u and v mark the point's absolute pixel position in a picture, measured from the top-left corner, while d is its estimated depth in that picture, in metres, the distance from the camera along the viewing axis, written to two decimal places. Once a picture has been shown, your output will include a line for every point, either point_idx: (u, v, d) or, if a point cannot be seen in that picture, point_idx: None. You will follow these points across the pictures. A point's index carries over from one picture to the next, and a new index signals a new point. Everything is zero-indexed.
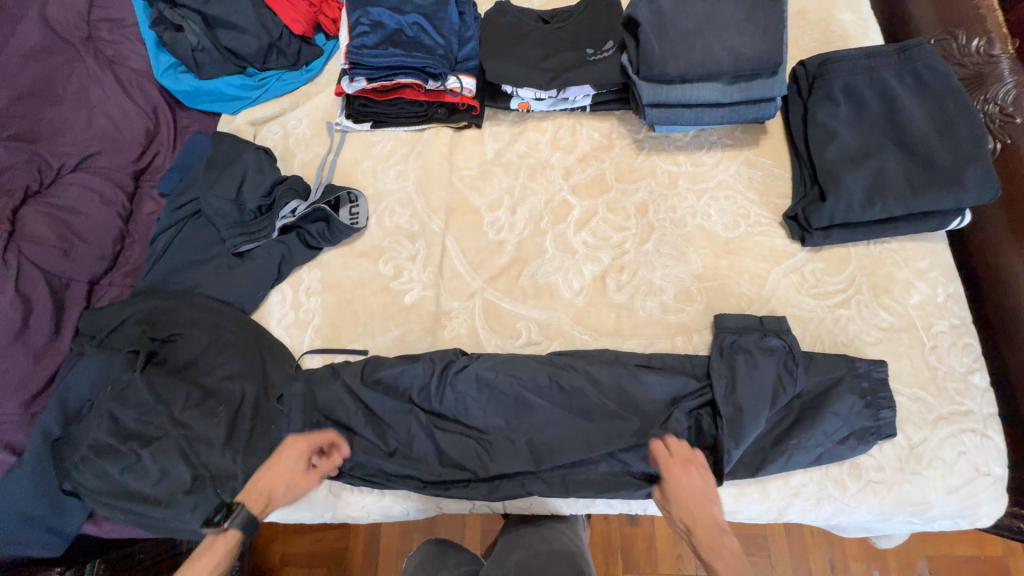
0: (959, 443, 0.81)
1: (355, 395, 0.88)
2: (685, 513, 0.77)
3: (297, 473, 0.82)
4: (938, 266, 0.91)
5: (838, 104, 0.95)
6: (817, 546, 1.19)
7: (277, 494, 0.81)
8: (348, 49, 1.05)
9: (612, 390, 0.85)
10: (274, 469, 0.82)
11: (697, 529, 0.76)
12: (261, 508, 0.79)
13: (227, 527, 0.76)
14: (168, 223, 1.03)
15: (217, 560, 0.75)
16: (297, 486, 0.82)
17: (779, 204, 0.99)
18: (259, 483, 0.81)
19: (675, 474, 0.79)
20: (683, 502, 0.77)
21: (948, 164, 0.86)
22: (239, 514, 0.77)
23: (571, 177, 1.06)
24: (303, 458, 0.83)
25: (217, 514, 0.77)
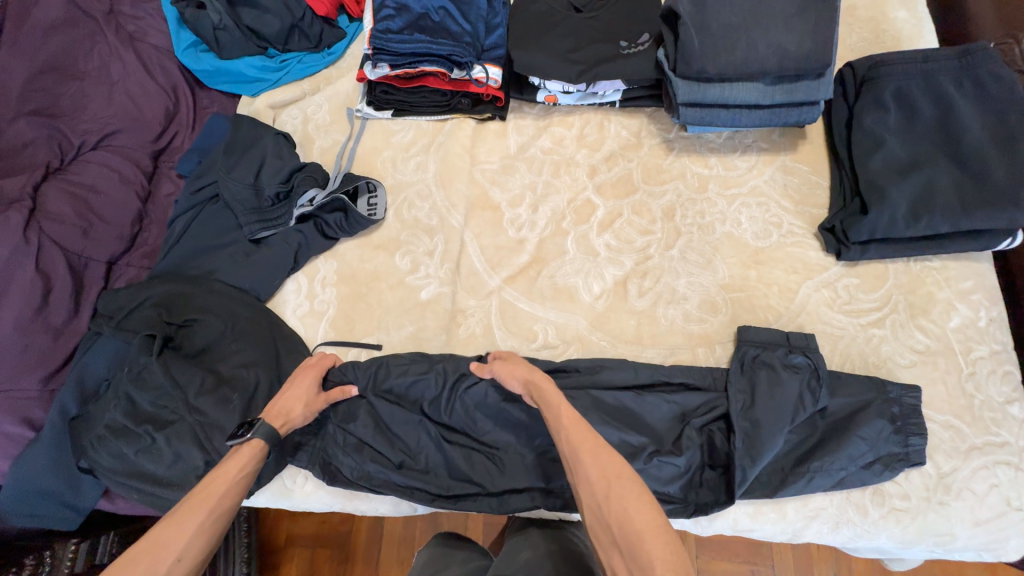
0: (992, 475, 0.78)
1: (366, 404, 0.88)
2: (512, 371, 0.80)
3: (311, 389, 0.84)
4: (983, 288, 0.86)
5: (888, 110, 0.89)
6: (823, 560, 1.17)
7: (296, 414, 0.81)
8: (373, 33, 1.01)
9: (624, 406, 0.84)
10: (290, 392, 0.83)
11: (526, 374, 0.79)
12: (282, 424, 0.79)
13: (251, 437, 0.75)
14: (186, 206, 1.02)
15: (244, 465, 0.73)
16: (312, 402, 0.83)
17: (815, 214, 0.94)
18: (276, 405, 0.81)
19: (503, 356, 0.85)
20: (510, 364, 0.82)
21: (1004, 181, 0.80)
22: (263, 426, 0.76)
23: (596, 176, 1.02)
24: (312, 376, 0.85)
25: (240, 429, 0.76)
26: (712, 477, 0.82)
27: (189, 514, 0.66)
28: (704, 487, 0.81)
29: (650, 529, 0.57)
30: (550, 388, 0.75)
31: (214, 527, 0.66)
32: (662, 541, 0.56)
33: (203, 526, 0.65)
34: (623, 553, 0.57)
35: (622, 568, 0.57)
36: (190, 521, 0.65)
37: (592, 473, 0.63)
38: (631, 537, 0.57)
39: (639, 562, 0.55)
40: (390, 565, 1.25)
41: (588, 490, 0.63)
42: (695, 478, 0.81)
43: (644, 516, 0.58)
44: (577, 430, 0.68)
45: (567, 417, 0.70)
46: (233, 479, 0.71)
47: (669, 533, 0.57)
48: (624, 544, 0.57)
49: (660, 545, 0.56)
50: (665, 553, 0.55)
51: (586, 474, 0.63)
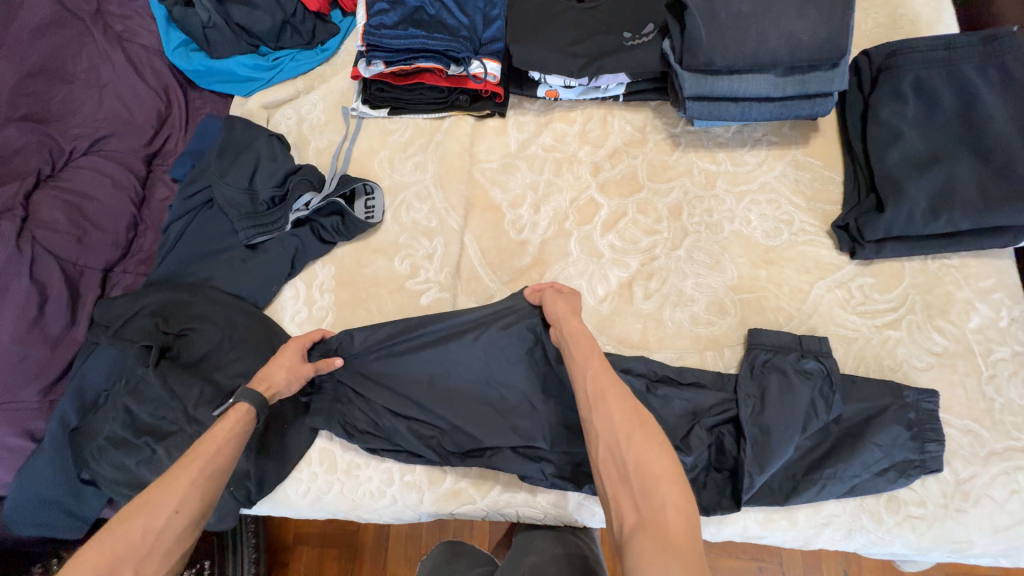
0: (1013, 481, 0.75)
1: (382, 355, 0.87)
2: (559, 304, 0.77)
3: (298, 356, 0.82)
4: (1004, 286, 0.83)
5: (905, 101, 0.85)
6: (831, 557, 1.15)
7: (280, 381, 0.79)
8: (366, 28, 0.98)
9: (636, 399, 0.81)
10: (276, 360, 0.81)
11: (565, 313, 0.75)
12: (265, 388, 0.77)
13: (237, 400, 0.73)
14: (181, 212, 1.00)
15: (232, 426, 0.71)
16: (297, 366, 0.81)
17: (828, 211, 0.90)
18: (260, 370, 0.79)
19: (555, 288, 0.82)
20: (556, 298, 0.78)
21: None
22: (244, 390, 0.74)
23: (600, 173, 0.99)
24: (297, 344, 0.83)
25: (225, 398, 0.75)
26: (717, 478, 0.80)
27: (181, 472, 0.64)
28: (708, 488, 0.79)
29: (668, 476, 0.54)
30: (584, 332, 0.71)
31: (210, 481, 0.65)
32: (677, 488, 0.54)
33: (200, 480, 0.64)
34: (632, 493, 0.55)
35: (628, 508, 0.54)
36: (179, 478, 0.63)
37: (617, 415, 0.60)
38: (646, 478, 0.55)
39: (651, 503, 0.53)
40: (397, 563, 1.24)
41: (607, 429, 0.59)
42: (700, 479, 0.80)
43: (663, 462, 0.55)
44: (604, 372, 0.64)
45: (597, 360, 0.66)
46: (222, 440, 0.69)
47: (684, 482, 0.55)
48: (637, 482, 0.55)
49: (674, 491, 0.54)
50: (678, 499, 0.53)
51: (609, 415, 0.60)
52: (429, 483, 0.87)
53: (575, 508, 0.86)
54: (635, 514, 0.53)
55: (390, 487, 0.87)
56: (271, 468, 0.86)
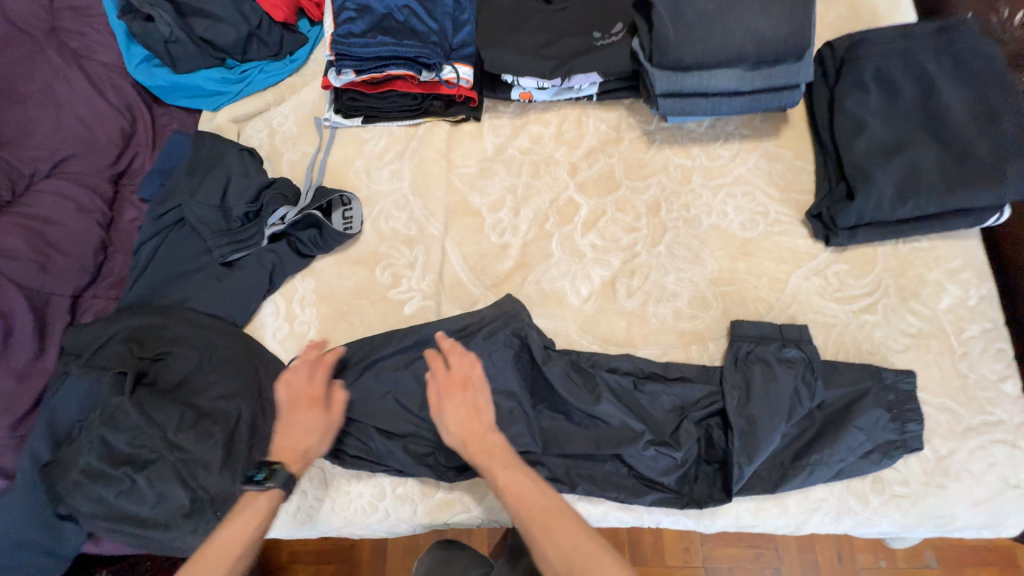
0: (989, 455, 0.78)
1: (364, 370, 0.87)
2: (456, 417, 0.76)
3: (328, 423, 0.80)
4: (971, 266, 0.86)
5: (868, 91, 0.87)
6: (824, 539, 1.24)
7: (312, 448, 0.78)
8: (334, 37, 0.97)
9: (625, 397, 0.83)
10: (300, 424, 0.79)
11: (467, 432, 0.75)
12: (302, 463, 0.77)
13: (270, 488, 0.72)
14: (150, 233, 0.97)
15: (261, 516, 0.72)
16: (332, 433, 0.80)
17: (802, 201, 0.92)
18: (290, 443, 0.77)
19: (451, 384, 0.78)
20: (450, 419, 0.76)
21: (988, 157, 0.79)
22: (282, 472, 0.73)
23: (577, 174, 0.99)
24: (321, 404, 0.80)
25: (259, 475, 0.73)
26: (707, 471, 0.81)
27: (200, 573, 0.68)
28: (700, 480, 0.81)
29: None
30: (489, 462, 0.73)
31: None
32: None
33: None
34: None
35: None
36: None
37: (550, 547, 0.66)
38: None
39: None
40: None
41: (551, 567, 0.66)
42: (690, 472, 0.81)
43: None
44: (526, 502, 0.70)
45: (513, 499, 0.71)
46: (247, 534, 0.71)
47: None
48: None
49: None
50: None
51: (546, 552, 0.67)
52: (422, 495, 0.86)
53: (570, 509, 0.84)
54: None
55: (383, 501, 0.86)
56: None
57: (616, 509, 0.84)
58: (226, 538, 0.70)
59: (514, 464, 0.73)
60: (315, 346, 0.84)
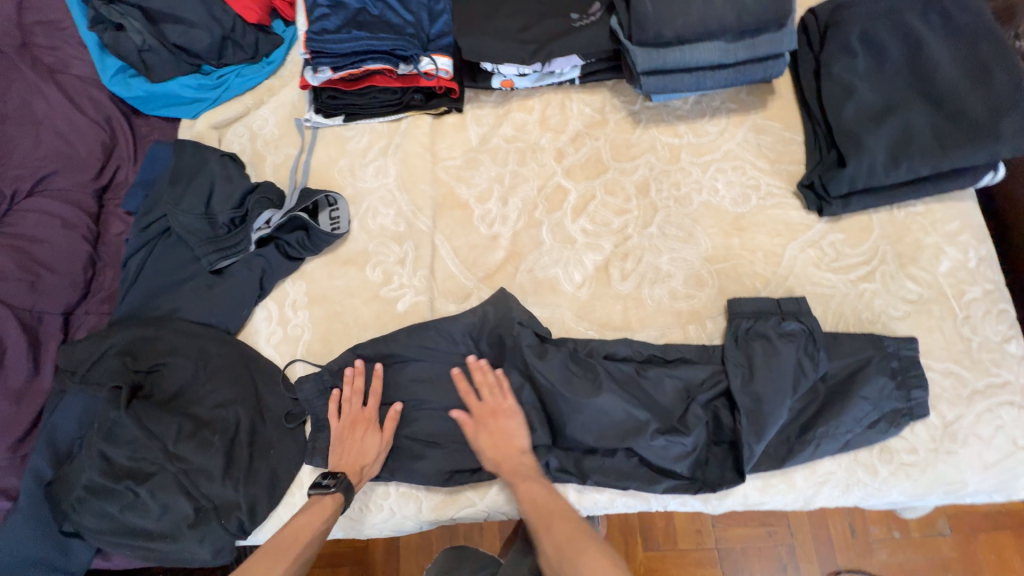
0: (996, 417, 0.77)
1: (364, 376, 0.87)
2: (489, 442, 0.80)
3: (381, 444, 0.82)
4: (969, 227, 0.84)
5: (855, 55, 0.85)
6: (837, 514, 1.27)
7: (367, 465, 0.82)
8: (308, 35, 0.95)
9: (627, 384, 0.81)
10: (357, 443, 0.82)
11: (499, 454, 0.80)
12: (359, 478, 0.81)
13: (334, 491, 0.77)
14: (137, 245, 0.96)
15: (324, 515, 0.77)
16: (384, 455, 0.82)
17: (793, 172, 0.90)
18: (348, 458, 0.81)
19: (485, 410, 0.81)
20: (479, 437, 0.80)
21: (982, 114, 0.77)
22: (343, 480, 0.78)
23: (564, 159, 0.98)
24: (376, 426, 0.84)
25: (323, 479, 0.79)
26: (718, 452, 0.80)
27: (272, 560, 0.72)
28: (711, 464, 0.80)
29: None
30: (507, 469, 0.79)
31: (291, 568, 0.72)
32: None
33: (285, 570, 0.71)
34: None
35: None
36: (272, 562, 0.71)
37: (548, 543, 0.73)
38: None
39: None
40: None
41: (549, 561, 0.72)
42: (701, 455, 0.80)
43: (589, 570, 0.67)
44: (540, 510, 0.75)
45: (525, 502, 0.77)
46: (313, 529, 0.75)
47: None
48: None
49: None
50: None
51: (545, 547, 0.73)
52: (426, 492, 0.85)
53: (575, 499, 0.83)
54: None
55: (387, 500, 0.85)
56: (262, 495, 0.84)
57: (621, 496, 0.83)
58: (293, 531, 0.75)
59: (531, 471, 0.79)
60: (361, 374, 0.85)
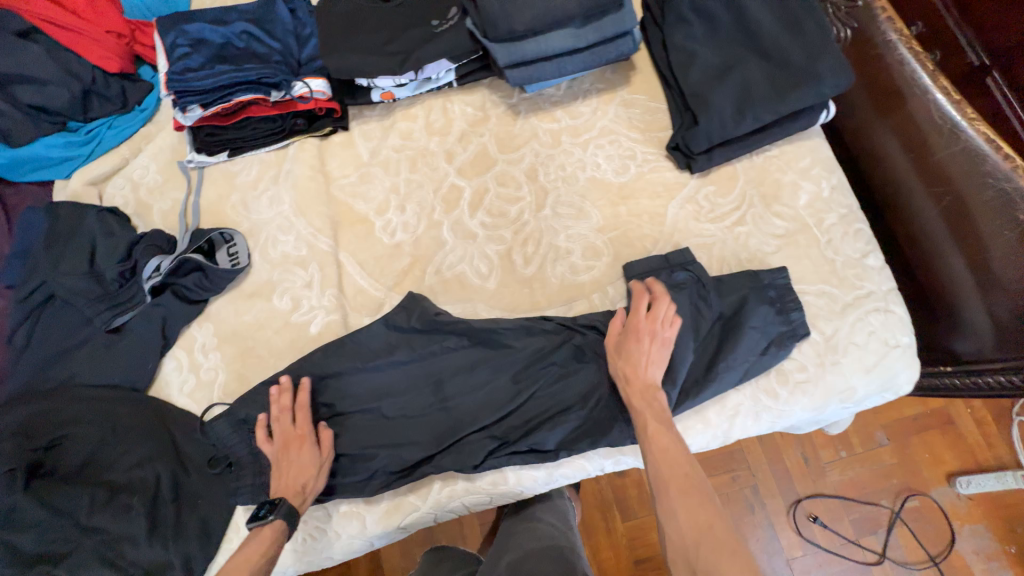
0: (867, 324, 0.85)
1: None
2: (626, 360, 0.78)
3: (320, 459, 0.79)
4: (819, 161, 0.93)
5: (691, 24, 0.94)
6: (789, 445, 1.38)
7: (309, 483, 0.78)
8: (169, 76, 0.94)
9: (532, 358, 0.84)
10: (293, 463, 0.78)
11: (632, 370, 0.77)
12: (302, 500, 0.77)
13: (271, 519, 0.73)
14: (19, 318, 0.90)
15: (267, 546, 0.73)
16: (327, 469, 0.79)
17: (662, 137, 0.97)
18: (286, 481, 0.78)
19: (648, 324, 0.80)
20: (626, 357, 0.79)
21: (802, 60, 0.86)
22: (283, 505, 0.74)
23: (454, 159, 1.01)
24: (310, 442, 0.79)
25: (261, 510, 0.74)
26: None
27: None
28: None
29: None
30: (662, 418, 0.74)
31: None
32: None
33: None
34: None
35: None
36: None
37: (682, 510, 0.66)
38: None
39: None
40: None
41: (676, 530, 0.65)
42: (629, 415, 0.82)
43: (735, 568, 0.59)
44: (671, 462, 0.70)
45: (665, 468, 0.70)
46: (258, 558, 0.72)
47: None
48: None
49: None
50: None
51: (675, 511, 0.66)
52: (368, 506, 0.84)
53: (514, 480, 0.85)
54: None
55: (329, 523, 0.84)
56: (196, 548, 0.80)
57: (558, 468, 0.85)
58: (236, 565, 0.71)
59: (676, 436, 0.73)
60: (287, 390, 0.82)
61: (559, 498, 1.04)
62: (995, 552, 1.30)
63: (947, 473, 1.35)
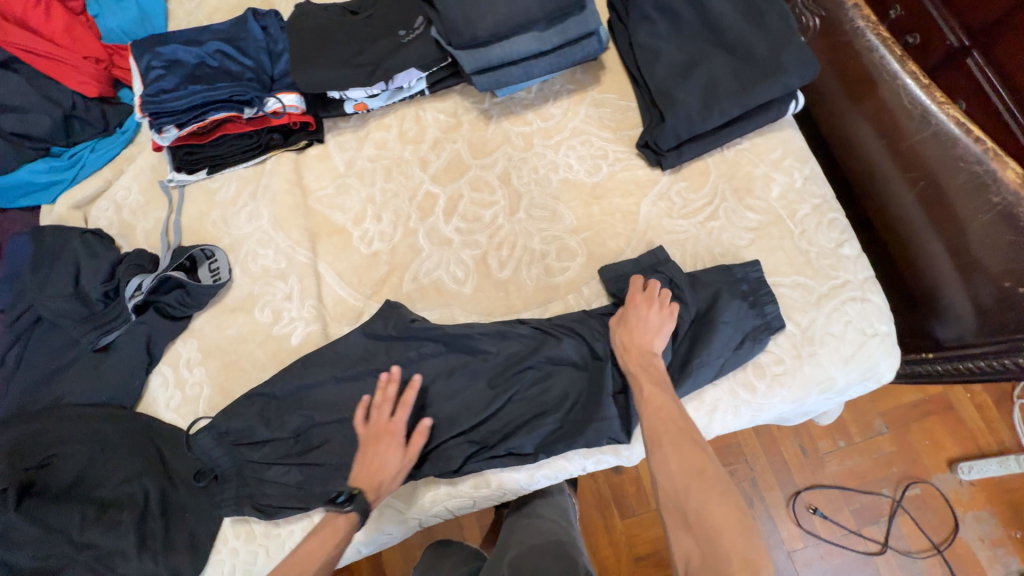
0: (844, 314, 0.85)
1: (264, 416, 0.85)
2: (626, 330, 0.81)
3: (404, 459, 0.79)
4: (790, 153, 0.93)
5: (654, 22, 0.94)
6: (786, 437, 1.37)
7: (385, 483, 0.78)
8: (143, 98, 0.95)
9: (509, 362, 0.85)
10: (377, 459, 0.79)
11: (629, 340, 0.80)
12: (377, 495, 0.77)
13: (347, 509, 0.75)
14: (9, 341, 0.93)
15: (338, 534, 0.76)
16: (405, 471, 0.79)
17: (633, 135, 0.98)
18: (365, 474, 0.78)
19: (647, 302, 0.81)
20: (625, 324, 0.81)
21: (766, 53, 0.86)
22: (360, 499, 0.76)
23: (428, 167, 1.02)
24: (399, 441, 0.80)
25: (340, 497, 0.76)
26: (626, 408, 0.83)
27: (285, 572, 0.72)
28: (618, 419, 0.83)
29: (729, 525, 0.60)
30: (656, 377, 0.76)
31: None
32: (739, 534, 0.60)
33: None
34: (695, 537, 0.62)
35: (691, 547, 0.61)
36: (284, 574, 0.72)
37: (672, 458, 0.68)
38: (707, 527, 0.61)
39: (713, 545, 0.60)
40: None
41: (666, 476, 0.67)
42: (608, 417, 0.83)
43: (722, 510, 0.62)
44: (664, 416, 0.72)
45: (658, 420, 0.72)
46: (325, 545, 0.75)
47: (746, 528, 0.60)
48: (699, 529, 0.62)
49: (734, 536, 0.59)
50: (738, 546, 0.58)
51: (666, 460, 0.68)
52: None
53: (496, 484, 0.85)
54: (697, 553, 0.61)
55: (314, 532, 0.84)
56: (185, 559, 0.82)
57: (538, 469, 0.86)
58: (306, 551, 0.75)
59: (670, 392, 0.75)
60: (394, 382, 0.82)
61: (560, 494, 1.04)
62: (1000, 537, 1.28)
63: (949, 459, 1.33)
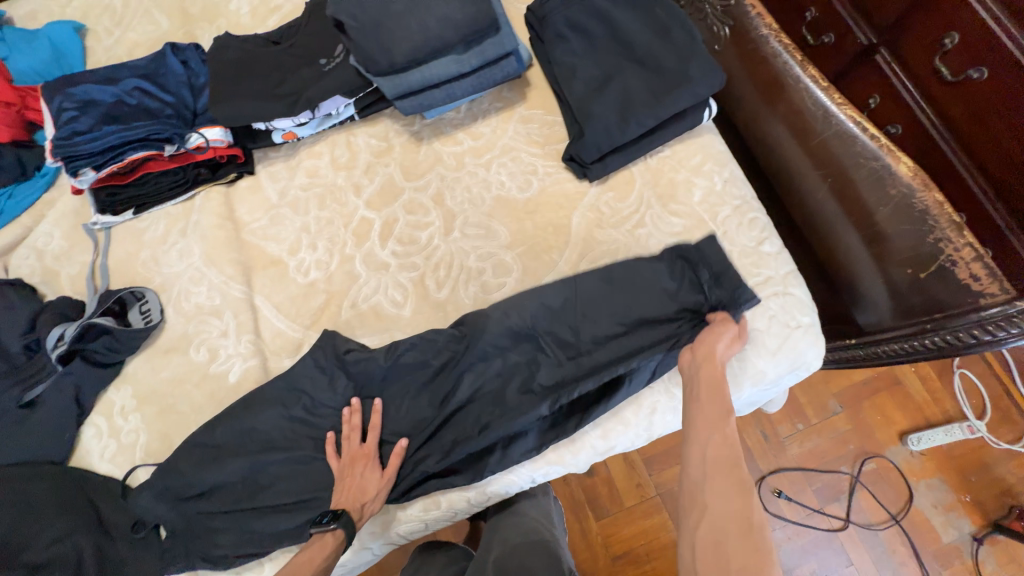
0: (767, 309, 0.89)
1: (202, 459, 0.83)
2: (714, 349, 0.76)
3: (382, 481, 0.80)
4: (709, 157, 0.97)
5: (568, 40, 0.97)
6: (748, 425, 1.43)
7: (369, 501, 0.79)
8: (55, 142, 0.93)
9: (451, 369, 0.85)
10: (349, 482, 0.80)
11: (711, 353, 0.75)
12: (361, 516, 0.78)
13: (333, 528, 0.75)
14: None
15: (326, 554, 0.74)
16: (384, 496, 0.80)
17: (560, 149, 1.00)
18: (347, 492, 0.79)
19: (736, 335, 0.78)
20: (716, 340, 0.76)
21: (675, 64, 0.90)
22: (345, 516, 0.75)
23: (362, 192, 1.02)
24: (376, 462, 0.82)
25: (324, 517, 0.76)
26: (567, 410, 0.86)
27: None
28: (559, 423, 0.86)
29: None
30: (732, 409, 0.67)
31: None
32: None
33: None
34: None
35: None
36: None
37: (725, 491, 0.58)
38: None
39: None
40: None
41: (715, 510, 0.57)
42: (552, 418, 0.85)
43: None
44: (731, 448, 0.62)
45: (720, 451, 0.62)
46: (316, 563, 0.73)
47: None
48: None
49: None
50: None
51: (720, 493, 0.59)
52: None
53: (446, 505, 0.85)
54: None
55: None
56: None
57: (489, 486, 0.86)
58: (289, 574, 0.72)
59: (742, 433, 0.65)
60: (358, 411, 0.84)
61: (544, 496, 1.04)
62: (952, 503, 1.34)
63: (900, 433, 1.40)
